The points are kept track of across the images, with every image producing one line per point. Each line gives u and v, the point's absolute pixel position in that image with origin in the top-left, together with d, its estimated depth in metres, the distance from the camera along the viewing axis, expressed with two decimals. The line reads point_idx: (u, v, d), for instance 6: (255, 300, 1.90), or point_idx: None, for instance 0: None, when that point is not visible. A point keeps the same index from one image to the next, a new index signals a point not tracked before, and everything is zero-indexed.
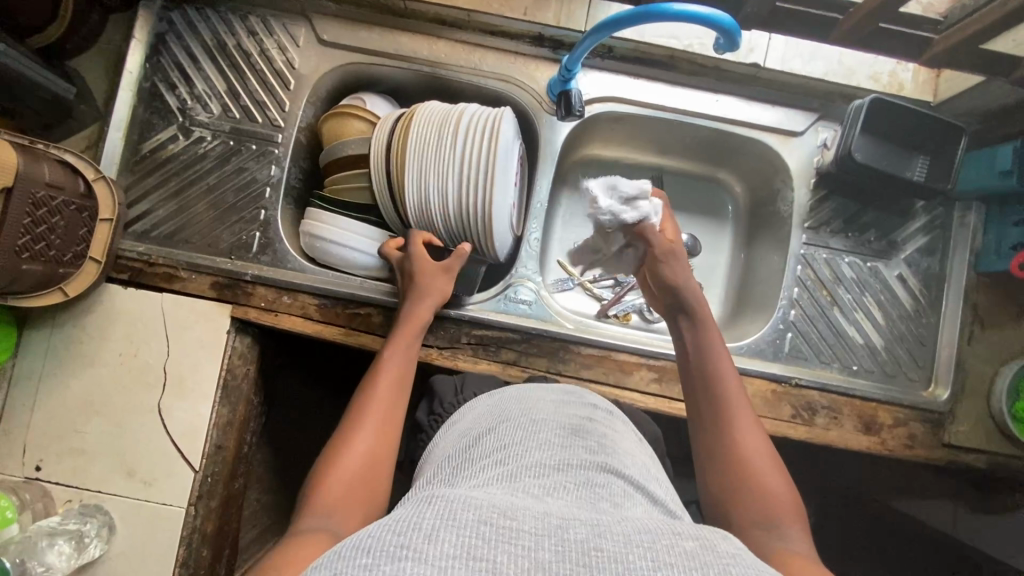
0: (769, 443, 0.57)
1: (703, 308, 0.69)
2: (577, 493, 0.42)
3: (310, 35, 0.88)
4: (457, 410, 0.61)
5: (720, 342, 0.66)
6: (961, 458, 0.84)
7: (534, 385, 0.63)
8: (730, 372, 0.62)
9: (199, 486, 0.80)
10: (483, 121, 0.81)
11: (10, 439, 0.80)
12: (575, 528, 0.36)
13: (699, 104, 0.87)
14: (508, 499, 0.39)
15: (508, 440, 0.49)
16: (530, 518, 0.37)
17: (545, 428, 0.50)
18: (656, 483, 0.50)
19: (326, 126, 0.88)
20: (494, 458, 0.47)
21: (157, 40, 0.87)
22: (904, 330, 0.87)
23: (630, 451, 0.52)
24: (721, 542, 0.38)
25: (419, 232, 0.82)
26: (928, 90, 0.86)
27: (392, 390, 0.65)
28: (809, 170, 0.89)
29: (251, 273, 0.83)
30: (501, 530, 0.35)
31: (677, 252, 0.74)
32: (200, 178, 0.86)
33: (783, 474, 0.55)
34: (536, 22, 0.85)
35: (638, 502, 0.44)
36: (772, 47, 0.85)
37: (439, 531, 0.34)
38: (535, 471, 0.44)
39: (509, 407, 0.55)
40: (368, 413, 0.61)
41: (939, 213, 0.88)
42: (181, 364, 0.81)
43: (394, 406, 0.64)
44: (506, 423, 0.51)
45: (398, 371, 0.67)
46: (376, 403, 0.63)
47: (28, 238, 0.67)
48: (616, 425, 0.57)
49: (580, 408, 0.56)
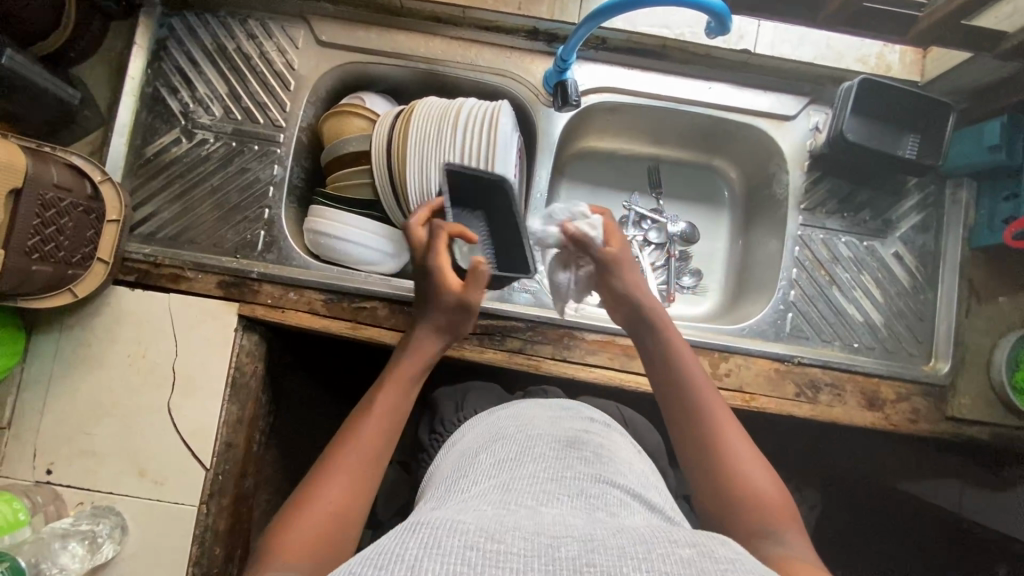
0: (758, 455, 0.55)
1: (659, 316, 0.67)
2: (572, 504, 0.43)
3: (309, 37, 0.90)
4: (457, 431, 0.62)
5: (681, 342, 0.65)
6: (964, 431, 0.85)
7: (530, 401, 0.63)
8: (699, 377, 0.61)
9: (210, 484, 0.80)
10: (481, 115, 0.82)
11: (21, 442, 0.80)
12: (567, 546, 0.37)
13: (693, 92, 0.89)
14: (497, 521, 0.39)
15: (502, 458, 0.49)
16: (520, 540, 0.37)
17: (540, 443, 0.51)
18: (655, 490, 0.50)
19: (327, 125, 0.90)
20: (488, 474, 0.47)
21: (158, 46, 0.89)
22: (902, 306, 0.89)
23: (628, 461, 0.53)
24: (719, 546, 0.38)
25: (450, 225, 0.67)
26: (915, 71, 0.89)
27: (381, 436, 0.56)
28: (803, 153, 0.90)
29: (258, 271, 0.84)
30: (486, 555, 0.35)
31: (619, 262, 0.71)
32: (203, 179, 0.87)
33: (773, 484, 0.52)
34: (530, 16, 0.87)
35: (636, 510, 0.44)
36: (761, 33, 0.87)
37: (421, 561, 0.35)
38: (529, 486, 0.45)
39: (504, 425, 0.56)
40: (347, 458, 0.53)
41: (932, 189, 0.89)
42: (189, 363, 0.82)
43: (376, 456, 0.55)
44: (500, 442, 0.52)
45: (390, 415, 0.58)
46: (357, 447, 0.54)
47: (38, 238, 0.67)
48: (613, 436, 0.57)
49: (575, 421, 0.56)
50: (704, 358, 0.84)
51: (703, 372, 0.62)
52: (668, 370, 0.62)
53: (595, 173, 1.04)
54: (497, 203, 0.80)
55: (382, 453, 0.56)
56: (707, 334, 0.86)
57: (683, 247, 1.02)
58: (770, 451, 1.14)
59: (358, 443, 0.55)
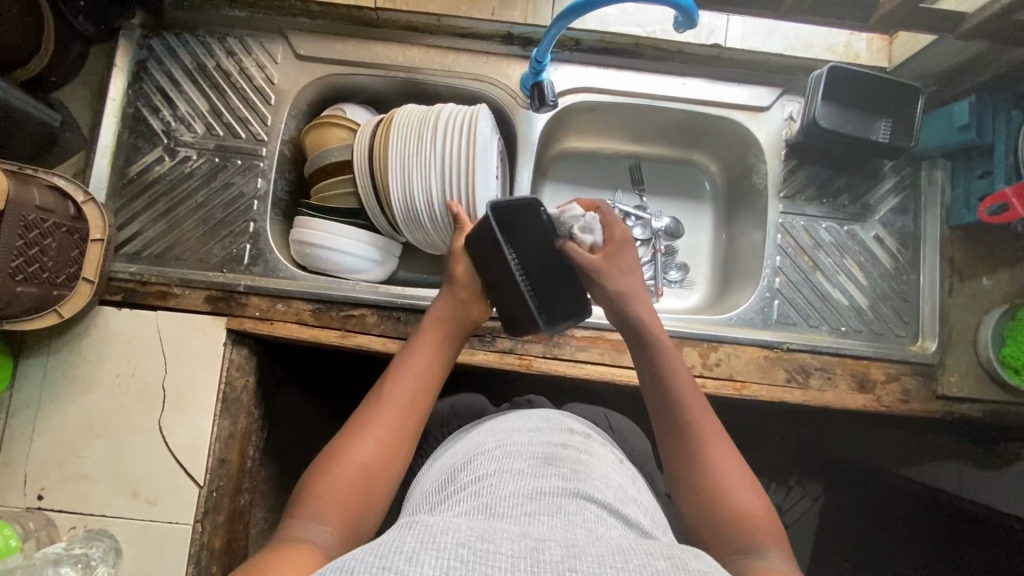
0: (747, 472, 0.54)
1: (648, 318, 0.67)
2: (551, 518, 0.42)
3: (287, 51, 0.91)
4: (452, 435, 0.63)
5: (668, 344, 0.65)
6: (955, 408, 0.85)
7: (510, 414, 0.62)
8: (685, 380, 0.61)
9: (205, 502, 0.80)
10: (460, 121, 0.83)
11: (11, 469, 0.79)
12: (550, 550, 0.37)
13: (668, 88, 0.91)
14: (480, 529, 0.39)
15: (482, 472, 0.48)
16: (507, 542, 0.37)
17: (519, 457, 0.50)
18: (634, 504, 0.50)
19: (309, 136, 0.91)
20: (470, 490, 0.47)
21: (138, 66, 0.89)
22: (886, 288, 0.90)
23: (604, 472, 0.51)
24: (693, 560, 0.38)
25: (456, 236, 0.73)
26: (883, 57, 0.91)
27: (411, 399, 0.58)
28: (779, 143, 0.92)
29: (245, 284, 0.84)
30: (476, 553, 0.36)
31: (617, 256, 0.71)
32: (188, 197, 0.88)
33: (762, 503, 0.52)
34: (504, 21, 0.88)
35: (613, 525, 0.44)
36: (731, 27, 0.88)
37: (420, 554, 0.35)
38: (509, 500, 0.44)
39: (483, 440, 0.55)
40: (382, 415, 0.55)
41: (909, 171, 0.91)
42: (180, 380, 0.81)
43: (412, 414, 0.57)
44: (480, 457, 0.51)
45: (420, 379, 0.59)
46: (389, 409, 0.56)
47: (22, 260, 0.67)
48: (594, 449, 0.56)
49: (554, 433, 0.55)
50: (694, 350, 0.84)
51: (688, 375, 0.61)
52: (655, 372, 0.62)
53: (578, 173, 1.05)
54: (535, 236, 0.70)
55: (417, 411, 0.58)
56: (696, 325, 0.86)
57: (668, 242, 1.03)
58: (768, 442, 1.14)
59: (386, 404, 0.56)
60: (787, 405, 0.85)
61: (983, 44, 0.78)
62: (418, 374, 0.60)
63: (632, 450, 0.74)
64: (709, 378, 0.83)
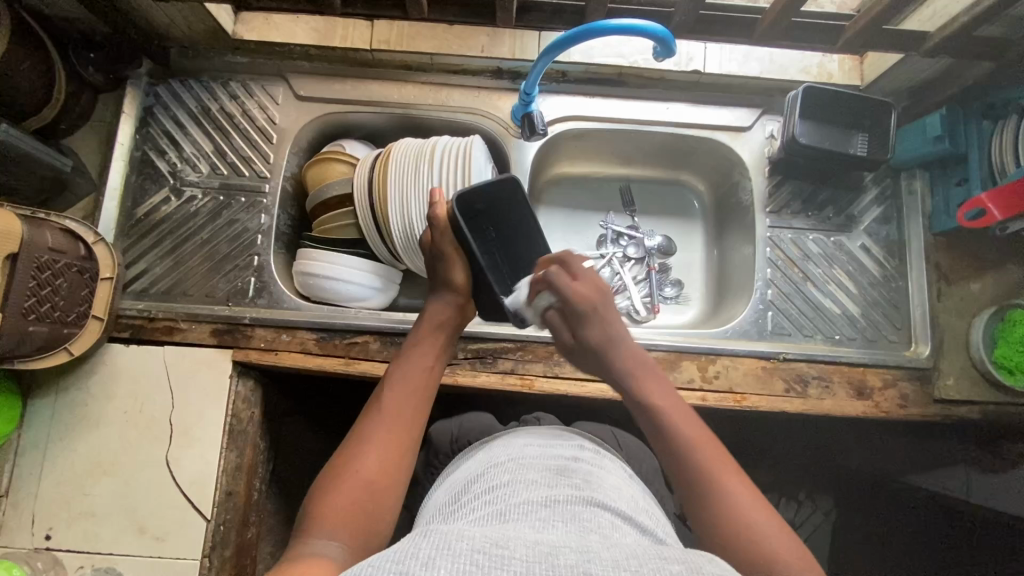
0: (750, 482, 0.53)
1: (641, 371, 0.63)
2: (566, 526, 0.43)
3: (288, 93, 0.95)
4: (453, 461, 0.64)
5: (659, 384, 0.62)
6: (953, 411, 0.86)
7: (522, 429, 0.63)
8: (676, 411, 0.58)
9: (212, 536, 0.80)
10: (455, 152, 0.86)
11: (19, 510, 0.79)
12: (566, 556, 0.38)
13: (653, 113, 0.95)
14: (497, 534, 0.40)
15: (494, 483, 0.50)
16: (521, 548, 0.38)
17: (531, 468, 0.51)
18: (646, 514, 0.50)
19: (309, 173, 0.94)
20: (483, 500, 0.48)
21: (145, 113, 0.94)
22: (877, 296, 0.92)
23: (615, 484, 0.52)
24: (706, 563, 0.39)
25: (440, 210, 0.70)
26: (855, 76, 0.96)
27: (405, 409, 0.58)
28: (762, 159, 0.95)
29: (250, 316, 0.86)
30: (493, 557, 0.37)
31: (593, 311, 0.66)
32: (193, 234, 0.91)
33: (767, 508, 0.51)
34: (493, 57, 0.93)
35: (626, 531, 0.45)
36: (709, 54, 0.93)
37: (436, 559, 0.36)
38: (522, 508, 0.45)
39: (495, 454, 0.56)
40: (383, 429, 0.56)
41: (889, 182, 0.95)
42: (186, 414, 0.82)
43: (411, 422, 0.57)
44: (494, 468, 0.52)
45: (412, 389, 0.60)
46: (386, 422, 0.56)
47: (34, 300, 0.69)
48: (604, 463, 0.56)
49: (566, 448, 0.56)
50: (693, 363, 0.86)
51: (697, 423, 0.57)
52: (657, 428, 0.58)
53: (573, 197, 1.09)
54: (507, 218, 0.76)
55: (413, 419, 0.58)
56: (693, 338, 0.88)
57: (662, 260, 1.06)
58: (773, 456, 1.14)
59: (382, 418, 0.57)
60: (787, 415, 0.86)
61: (947, 60, 0.83)
62: (405, 385, 0.60)
63: (636, 465, 0.76)
64: (709, 391, 0.85)
